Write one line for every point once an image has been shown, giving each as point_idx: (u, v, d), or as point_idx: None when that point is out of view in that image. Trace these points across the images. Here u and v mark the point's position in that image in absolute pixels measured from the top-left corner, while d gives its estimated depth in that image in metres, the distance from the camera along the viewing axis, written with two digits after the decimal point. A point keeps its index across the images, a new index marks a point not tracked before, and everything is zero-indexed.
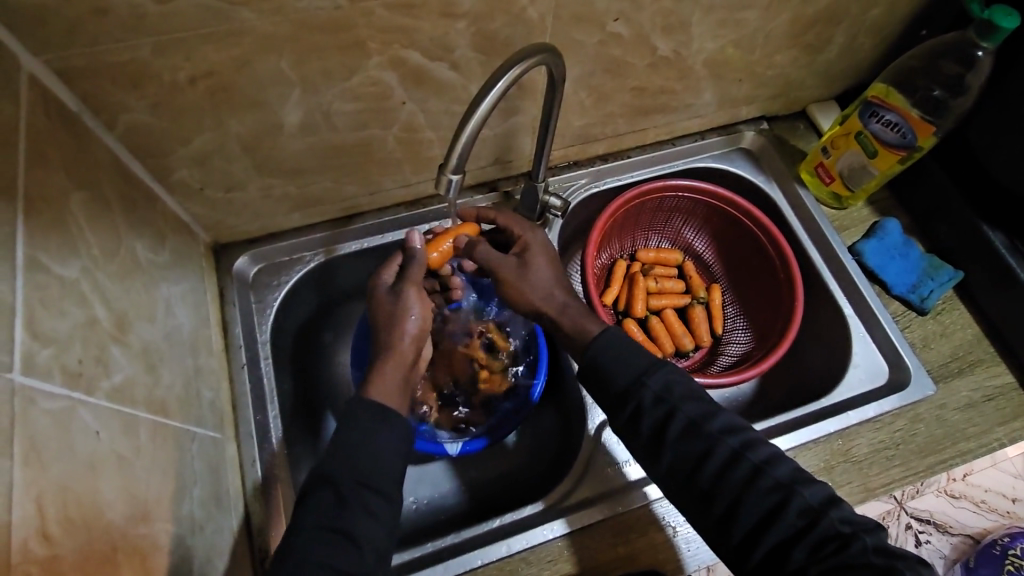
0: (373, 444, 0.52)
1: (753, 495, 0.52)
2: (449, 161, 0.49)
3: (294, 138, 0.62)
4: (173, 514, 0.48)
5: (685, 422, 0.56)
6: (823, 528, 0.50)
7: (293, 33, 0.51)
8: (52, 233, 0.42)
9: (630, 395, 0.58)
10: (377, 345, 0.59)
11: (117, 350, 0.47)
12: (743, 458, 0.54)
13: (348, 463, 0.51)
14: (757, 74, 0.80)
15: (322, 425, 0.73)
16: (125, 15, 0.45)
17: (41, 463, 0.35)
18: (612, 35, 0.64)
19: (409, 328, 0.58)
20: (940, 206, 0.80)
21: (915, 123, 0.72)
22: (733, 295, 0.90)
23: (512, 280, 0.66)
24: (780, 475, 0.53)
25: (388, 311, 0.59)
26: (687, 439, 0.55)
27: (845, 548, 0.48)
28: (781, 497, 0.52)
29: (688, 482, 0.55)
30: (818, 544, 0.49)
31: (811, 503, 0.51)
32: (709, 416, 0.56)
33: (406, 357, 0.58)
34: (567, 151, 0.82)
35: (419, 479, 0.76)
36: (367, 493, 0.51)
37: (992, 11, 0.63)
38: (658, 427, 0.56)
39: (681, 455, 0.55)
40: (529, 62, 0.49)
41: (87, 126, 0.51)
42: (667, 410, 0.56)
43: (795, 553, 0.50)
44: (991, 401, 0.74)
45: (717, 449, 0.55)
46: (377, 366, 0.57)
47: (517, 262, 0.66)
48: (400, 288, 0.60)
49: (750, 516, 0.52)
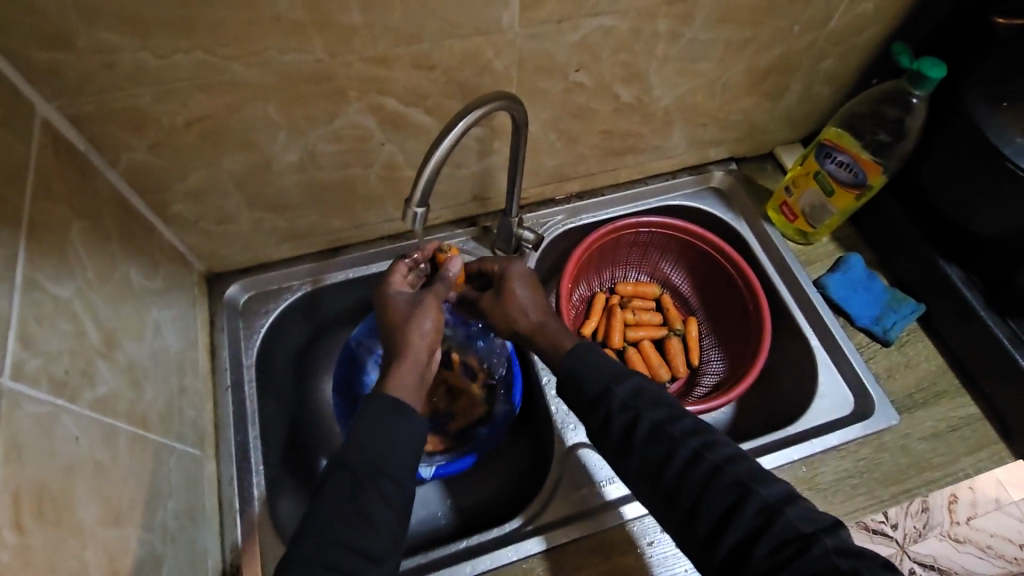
0: (392, 436, 0.57)
1: (712, 494, 0.55)
2: (413, 195, 0.54)
3: (284, 175, 0.67)
4: (146, 522, 0.51)
5: (650, 427, 0.59)
6: (783, 527, 0.51)
7: (280, 83, 0.57)
8: (51, 256, 0.47)
9: (601, 401, 0.62)
10: (393, 345, 0.65)
11: (104, 365, 0.51)
12: (704, 456, 0.56)
13: (370, 456, 0.55)
14: (721, 119, 0.85)
15: (314, 462, 0.76)
16: (129, 68, 0.51)
17: (20, 461, 0.38)
18: (575, 84, 0.69)
19: (421, 330, 0.65)
20: (899, 242, 0.84)
21: (865, 164, 0.76)
22: (709, 327, 0.94)
23: (495, 308, 0.73)
24: (738, 474, 0.55)
25: (405, 314, 0.67)
26: (654, 440, 0.59)
27: (806, 551, 0.49)
28: (738, 495, 0.54)
29: (656, 482, 0.58)
30: (778, 543, 0.50)
31: (769, 500, 0.53)
32: (674, 420, 0.60)
33: (421, 356, 0.65)
34: (543, 189, 0.87)
35: (419, 500, 0.79)
36: (347, 486, 0.53)
37: (920, 62, 0.67)
38: (626, 432, 0.60)
39: (647, 457, 0.58)
40: (489, 107, 0.55)
41: (92, 163, 0.57)
42: (632, 416, 0.60)
43: (758, 548, 0.51)
44: (956, 431, 0.75)
45: (680, 448, 0.57)
46: (394, 365, 0.63)
47: (494, 296, 0.73)
48: (419, 297, 0.68)
49: (710, 514, 0.54)
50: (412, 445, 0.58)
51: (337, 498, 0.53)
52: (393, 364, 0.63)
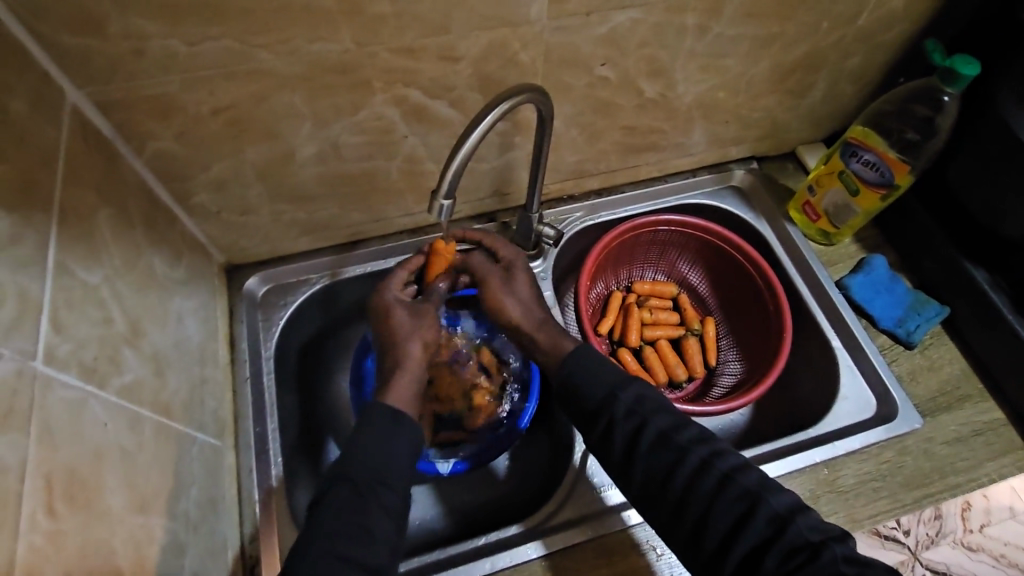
0: (391, 443, 0.58)
1: (720, 505, 0.55)
2: (440, 187, 0.54)
3: (306, 167, 0.67)
4: (170, 510, 0.51)
5: (655, 433, 0.60)
6: (793, 535, 0.52)
7: (306, 73, 0.57)
8: (81, 243, 0.47)
9: (602, 411, 0.62)
10: (390, 354, 0.66)
11: (129, 353, 0.51)
12: (711, 466, 0.57)
13: (370, 468, 0.55)
14: (743, 116, 0.84)
15: (325, 451, 0.76)
16: (159, 55, 0.51)
17: (52, 445, 0.38)
18: (600, 78, 0.69)
19: (416, 345, 0.66)
20: (924, 244, 0.83)
21: (892, 163, 0.75)
22: (727, 327, 0.93)
23: (501, 289, 0.71)
24: (748, 483, 0.56)
25: (402, 328, 0.67)
26: (658, 449, 0.59)
27: (816, 558, 0.50)
28: (748, 504, 0.54)
29: (659, 494, 0.58)
30: (787, 552, 0.51)
31: (778, 510, 0.54)
32: (679, 428, 0.60)
33: (418, 372, 0.65)
34: (562, 185, 0.87)
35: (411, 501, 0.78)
36: (349, 496, 0.54)
37: (953, 59, 0.66)
38: (631, 440, 0.60)
39: (654, 465, 0.59)
40: (517, 99, 0.54)
41: (118, 151, 0.57)
42: (638, 422, 0.61)
43: (766, 560, 0.52)
44: (981, 435, 0.74)
45: (687, 458, 0.58)
46: (388, 376, 0.64)
47: (502, 278, 0.72)
48: (419, 309, 0.69)
49: (719, 526, 0.54)
50: (412, 448, 0.59)
51: (337, 504, 0.53)
52: (392, 373, 0.64)
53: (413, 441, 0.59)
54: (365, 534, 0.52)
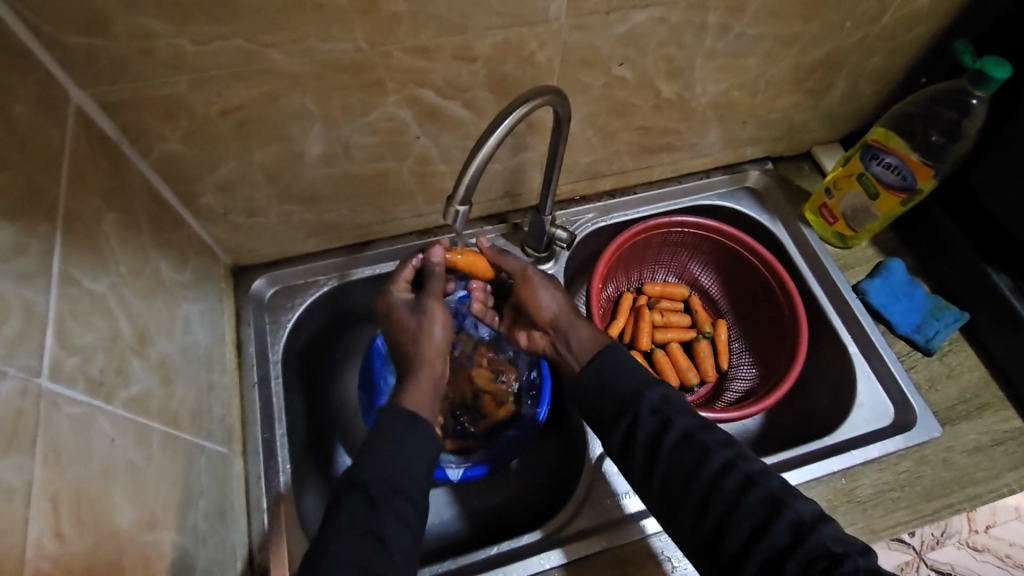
0: (406, 448, 0.56)
1: (744, 507, 0.54)
2: (456, 193, 0.52)
3: (315, 168, 0.66)
4: (179, 523, 0.50)
5: (680, 433, 0.59)
6: (814, 544, 0.51)
7: (318, 73, 0.55)
8: (86, 251, 0.45)
9: (627, 407, 0.61)
10: (406, 360, 0.65)
11: (137, 362, 0.49)
12: (736, 467, 0.56)
13: (385, 477, 0.54)
14: (761, 117, 0.82)
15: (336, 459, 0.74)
16: (167, 55, 0.49)
17: (59, 464, 0.37)
18: (617, 78, 0.67)
19: (432, 342, 0.65)
20: (944, 248, 0.81)
21: (914, 166, 0.74)
22: (739, 330, 0.91)
23: (541, 284, 0.71)
24: (772, 486, 0.55)
25: (413, 328, 0.65)
26: (682, 449, 0.58)
27: (835, 567, 0.49)
28: (771, 509, 0.53)
29: (679, 496, 0.57)
30: (808, 560, 0.50)
31: (802, 517, 0.53)
32: (704, 429, 0.59)
33: (436, 372, 0.65)
34: (574, 186, 0.85)
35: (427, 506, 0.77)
36: (362, 510, 0.53)
37: (983, 62, 0.64)
38: (654, 438, 0.59)
39: (676, 464, 0.58)
40: (536, 102, 0.53)
41: (124, 153, 0.55)
42: (663, 420, 0.60)
43: (787, 567, 0.50)
44: (1000, 445, 0.73)
45: (711, 458, 0.57)
46: (410, 382, 0.63)
47: (539, 274, 0.72)
48: (425, 301, 0.67)
49: (741, 528, 0.53)
50: (428, 457, 0.58)
51: (349, 520, 0.52)
52: (407, 381, 0.63)
53: (429, 447, 0.58)
54: (374, 543, 0.51)
